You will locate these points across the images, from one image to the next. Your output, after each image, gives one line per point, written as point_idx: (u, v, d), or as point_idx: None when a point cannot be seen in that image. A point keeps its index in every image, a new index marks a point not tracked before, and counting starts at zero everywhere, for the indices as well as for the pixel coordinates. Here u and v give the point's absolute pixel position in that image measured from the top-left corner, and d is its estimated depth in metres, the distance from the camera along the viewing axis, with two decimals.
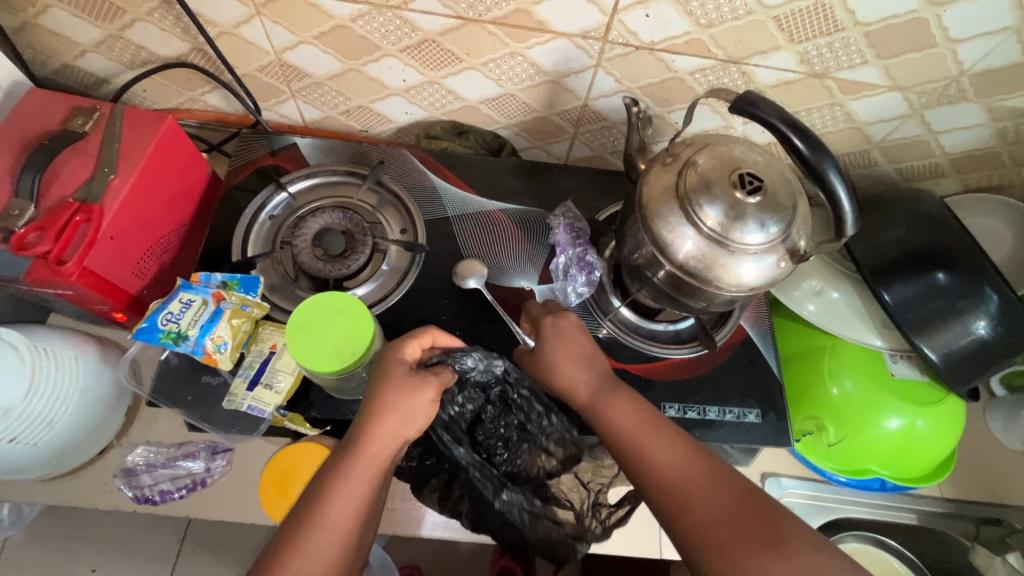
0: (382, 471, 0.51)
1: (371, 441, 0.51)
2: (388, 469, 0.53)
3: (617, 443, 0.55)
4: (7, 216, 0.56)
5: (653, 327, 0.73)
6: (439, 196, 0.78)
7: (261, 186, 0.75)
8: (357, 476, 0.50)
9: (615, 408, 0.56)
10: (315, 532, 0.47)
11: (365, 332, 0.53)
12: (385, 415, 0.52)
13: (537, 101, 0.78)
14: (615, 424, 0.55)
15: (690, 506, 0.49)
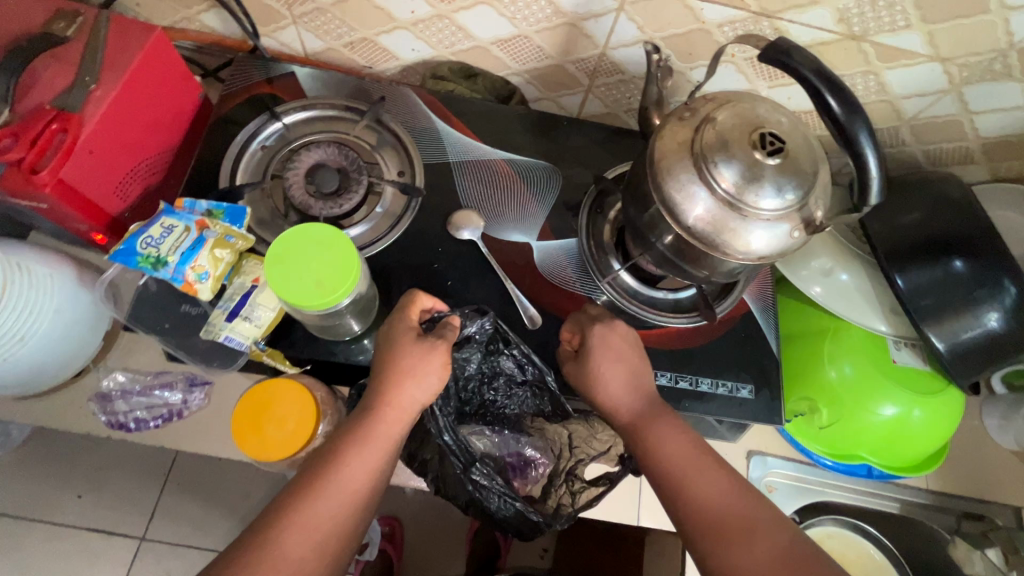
0: (390, 444, 0.52)
1: (388, 410, 0.53)
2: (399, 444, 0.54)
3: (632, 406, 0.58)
4: None
5: (653, 294, 0.70)
6: (442, 140, 0.74)
7: (254, 115, 0.71)
8: (374, 442, 0.51)
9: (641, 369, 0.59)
10: (328, 488, 0.48)
11: (323, 294, 0.48)
12: (401, 382, 0.53)
13: (553, 46, 0.73)
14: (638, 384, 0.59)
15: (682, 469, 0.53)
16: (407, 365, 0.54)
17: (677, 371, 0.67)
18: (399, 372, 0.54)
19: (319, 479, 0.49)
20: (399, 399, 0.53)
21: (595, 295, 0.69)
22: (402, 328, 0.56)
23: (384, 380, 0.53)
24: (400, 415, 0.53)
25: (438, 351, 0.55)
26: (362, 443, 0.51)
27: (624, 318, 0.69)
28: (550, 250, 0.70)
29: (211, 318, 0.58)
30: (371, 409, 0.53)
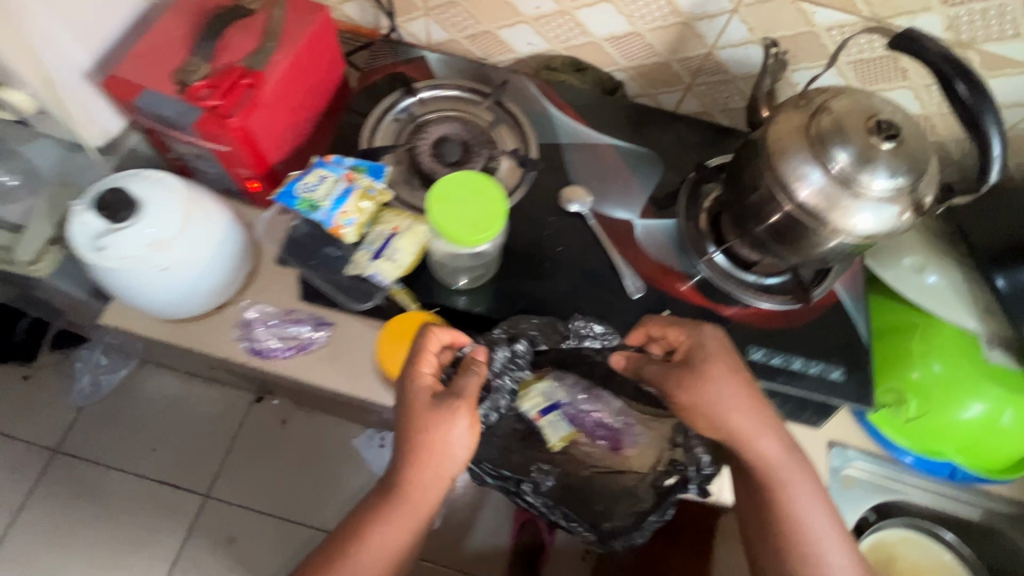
0: (419, 514, 0.57)
1: (411, 483, 0.57)
2: (431, 508, 0.59)
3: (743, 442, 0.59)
4: (185, 71, 0.63)
5: (744, 277, 0.74)
6: (553, 124, 0.80)
7: (388, 90, 0.79)
8: (412, 511, 0.57)
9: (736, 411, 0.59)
10: (357, 563, 0.55)
11: (473, 232, 0.54)
12: (427, 454, 0.56)
13: (663, 44, 0.80)
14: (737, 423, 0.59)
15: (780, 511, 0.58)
16: (431, 430, 0.57)
17: (769, 348, 0.70)
18: (422, 440, 0.56)
19: (346, 557, 0.56)
20: (421, 483, 0.57)
21: (692, 273, 0.73)
22: (420, 391, 0.58)
23: (413, 449, 0.57)
24: (424, 492, 0.58)
25: (459, 411, 0.57)
26: (393, 520, 0.56)
27: (718, 296, 0.72)
28: (651, 228, 0.75)
29: (355, 258, 0.65)
30: (393, 487, 0.57)
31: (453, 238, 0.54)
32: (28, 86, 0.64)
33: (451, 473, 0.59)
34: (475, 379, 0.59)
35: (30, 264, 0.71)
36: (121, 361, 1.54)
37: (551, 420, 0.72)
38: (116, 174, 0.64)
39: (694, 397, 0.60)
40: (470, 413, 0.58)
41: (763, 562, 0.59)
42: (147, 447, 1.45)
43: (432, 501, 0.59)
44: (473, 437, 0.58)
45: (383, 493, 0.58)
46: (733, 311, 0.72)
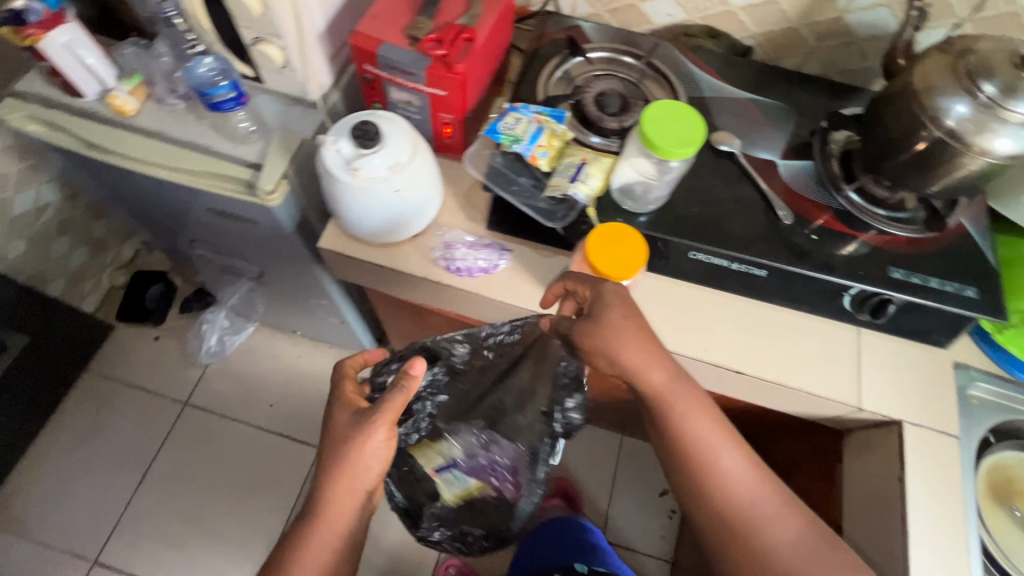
0: (350, 509, 0.67)
1: (331, 505, 0.66)
2: (359, 511, 0.68)
3: (674, 423, 0.68)
4: (416, 27, 0.76)
5: (876, 211, 0.83)
6: (697, 81, 0.91)
7: (555, 53, 0.92)
8: (325, 526, 0.66)
9: (682, 398, 0.68)
10: (306, 555, 0.65)
11: (662, 150, 0.65)
12: (343, 484, 0.66)
13: (795, 10, 0.90)
14: (683, 411, 0.68)
15: (720, 475, 0.67)
16: (353, 453, 0.66)
17: (909, 269, 0.79)
18: (343, 459, 0.66)
19: (303, 538, 0.66)
20: (343, 495, 0.66)
21: (832, 205, 0.83)
22: (358, 417, 0.68)
23: (335, 468, 0.66)
24: (346, 490, 0.67)
25: (379, 426, 0.67)
26: (322, 516, 0.66)
27: (858, 224, 0.82)
28: (792, 168, 0.85)
29: (554, 183, 0.76)
30: (320, 498, 0.67)
31: (649, 145, 0.65)
32: (285, 41, 0.77)
33: (369, 485, 0.68)
34: (401, 396, 0.66)
35: (269, 193, 0.83)
36: (242, 323, 1.70)
37: (448, 477, 0.80)
38: (352, 114, 0.77)
39: (597, 339, 0.68)
40: (389, 423, 0.67)
41: (705, 523, 0.68)
42: (266, 404, 1.64)
43: (344, 520, 0.67)
44: (391, 446, 0.68)
45: (311, 510, 0.67)
46: (874, 237, 0.81)
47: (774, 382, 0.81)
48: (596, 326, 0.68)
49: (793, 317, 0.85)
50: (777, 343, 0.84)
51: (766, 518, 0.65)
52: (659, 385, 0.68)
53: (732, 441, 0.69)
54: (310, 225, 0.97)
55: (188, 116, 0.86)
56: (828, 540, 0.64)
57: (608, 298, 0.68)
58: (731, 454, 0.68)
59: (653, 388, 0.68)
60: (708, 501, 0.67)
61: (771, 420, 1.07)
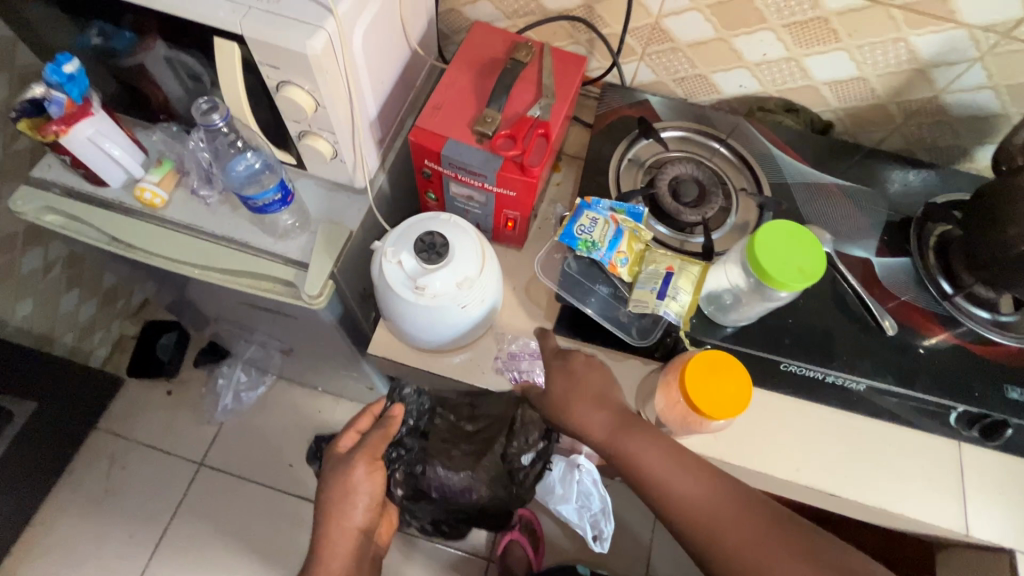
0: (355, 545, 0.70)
1: (331, 534, 0.69)
2: (359, 550, 0.71)
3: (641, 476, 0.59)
4: (485, 121, 0.67)
5: (977, 312, 0.78)
6: (779, 164, 0.84)
7: (624, 134, 0.84)
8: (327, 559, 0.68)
9: (633, 441, 0.60)
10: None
11: (768, 271, 0.58)
12: (334, 515, 0.70)
13: (886, 88, 0.83)
14: (631, 455, 0.60)
15: (687, 506, 0.56)
16: (338, 481, 0.72)
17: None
18: (330, 492, 0.71)
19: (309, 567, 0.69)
20: (340, 526, 0.70)
21: (935, 308, 0.78)
22: (360, 454, 0.73)
23: (327, 505, 0.71)
24: (346, 527, 0.70)
25: (362, 460, 0.73)
26: (324, 551, 0.69)
27: (963, 331, 0.77)
28: (889, 267, 0.80)
29: (638, 297, 0.69)
30: (319, 532, 0.70)
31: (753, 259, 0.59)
32: (337, 137, 0.69)
33: (365, 523, 0.71)
34: (382, 430, 0.76)
35: (313, 297, 0.75)
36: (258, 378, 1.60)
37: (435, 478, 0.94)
38: (411, 216, 0.69)
39: (552, 404, 0.67)
40: (372, 459, 0.73)
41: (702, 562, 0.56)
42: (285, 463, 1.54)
43: (352, 554, 0.70)
44: (382, 481, 0.73)
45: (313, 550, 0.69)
46: (967, 341, 0.77)
47: (875, 508, 0.71)
48: (559, 398, 0.66)
49: (883, 428, 0.75)
50: (870, 459, 0.73)
51: (735, 516, 0.54)
52: (596, 430, 0.63)
53: (685, 458, 0.59)
54: (351, 315, 0.88)
55: (223, 208, 0.78)
56: (769, 530, 0.53)
57: (575, 367, 0.67)
58: (690, 471, 0.58)
59: (596, 437, 0.63)
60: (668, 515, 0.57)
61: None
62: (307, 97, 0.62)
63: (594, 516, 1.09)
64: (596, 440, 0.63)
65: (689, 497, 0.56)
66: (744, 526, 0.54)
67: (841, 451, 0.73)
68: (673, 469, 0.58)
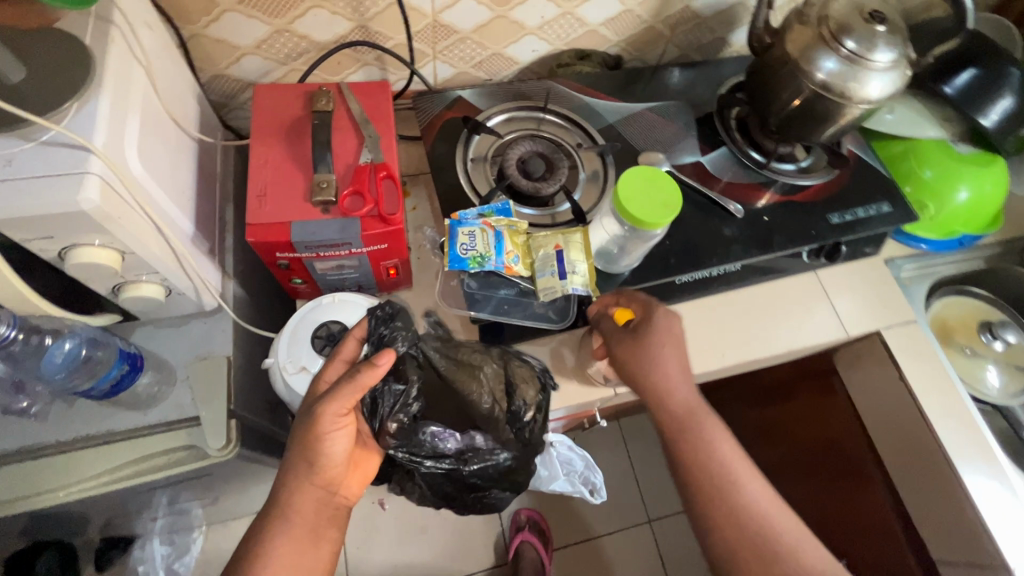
0: (309, 504, 0.62)
1: (297, 486, 0.61)
2: (319, 505, 0.63)
3: (693, 452, 0.63)
4: (320, 188, 0.61)
5: (785, 167, 0.91)
6: (596, 110, 0.90)
7: (455, 137, 0.83)
8: (286, 519, 0.61)
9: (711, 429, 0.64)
10: (282, 540, 0.60)
11: (635, 211, 0.63)
12: (304, 466, 0.61)
13: (649, 12, 0.92)
14: (715, 445, 0.63)
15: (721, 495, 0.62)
16: (303, 429, 0.60)
17: (842, 209, 0.89)
18: (301, 436, 0.60)
19: (272, 518, 0.61)
20: (302, 481, 0.61)
21: (759, 177, 0.90)
22: (327, 404, 0.58)
23: (297, 452, 0.61)
24: (302, 479, 0.61)
25: (335, 399, 0.58)
26: (282, 519, 0.60)
27: (784, 188, 0.90)
28: (713, 160, 0.91)
29: (543, 284, 0.72)
30: (285, 488, 0.61)
31: (619, 205, 0.64)
32: (163, 274, 0.58)
33: (327, 479, 0.62)
34: (349, 385, 0.58)
35: (220, 450, 0.64)
36: (187, 540, 1.33)
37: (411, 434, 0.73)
38: (293, 314, 0.68)
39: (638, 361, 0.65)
40: (338, 415, 0.59)
41: (690, 493, 0.63)
42: None
43: (313, 515, 0.62)
44: (350, 433, 0.61)
45: (278, 504, 0.61)
46: (788, 194, 0.89)
47: (786, 351, 0.85)
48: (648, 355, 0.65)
49: (766, 288, 0.89)
50: (765, 317, 0.87)
51: (748, 525, 0.61)
52: (678, 393, 0.64)
53: (739, 469, 0.63)
54: (270, 435, 0.79)
55: (59, 408, 0.63)
56: (747, 546, 0.60)
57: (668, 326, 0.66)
58: (749, 481, 0.63)
59: (677, 403, 0.64)
60: (685, 472, 0.63)
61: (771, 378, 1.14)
62: (106, 253, 0.52)
63: (584, 475, 1.12)
64: (679, 401, 0.64)
65: (718, 473, 0.62)
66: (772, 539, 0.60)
67: (746, 321, 0.86)
68: (735, 465, 0.63)
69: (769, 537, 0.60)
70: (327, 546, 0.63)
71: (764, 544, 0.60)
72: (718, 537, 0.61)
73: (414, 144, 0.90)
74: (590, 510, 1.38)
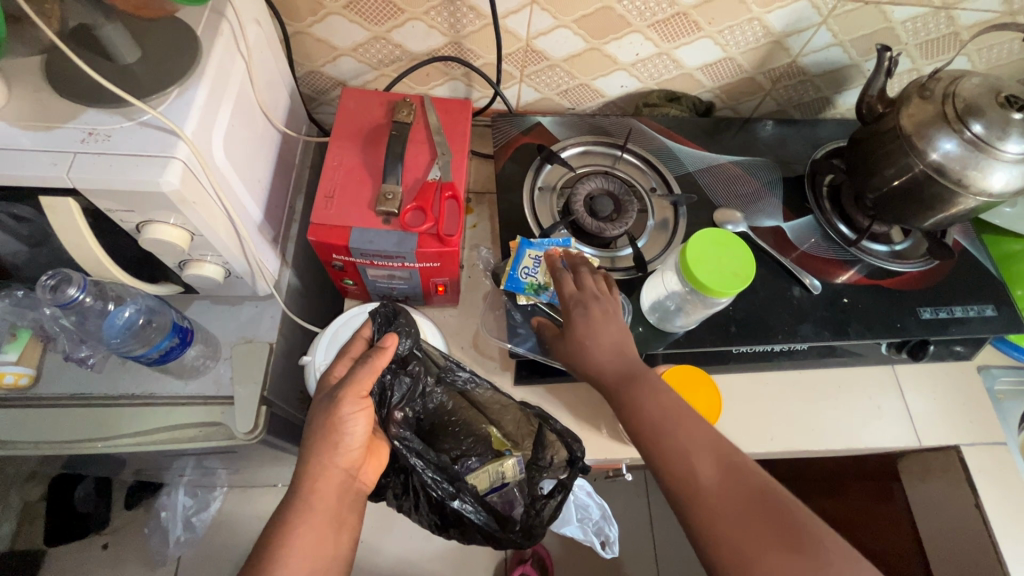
0: (334, 500, 0.60)
1: (317, 480, 0.59)
2: (343, 498, 0.61)
3: (637, 420, 0.58)
4: (386, 199, 0.62)
5: (875, 247, 0.84)
6: (678, 155, 0.87)
7: (528, 163, 0.82)
8: (307, 508, 0.58)
9: (643, 394, 0.59)
10: (300, 538, 0.56)
11: (698, 271, 0.59)
12: (323, 460, 0.60)
13: (751, 62, 0.87)
14: (646, 408, 0.58)
15: (668, 451, 0.56)
16: (321, 418, 0.60)
17: (935, 305, 0.80)
18: (319, 424, 0.60)
19: (286, 513, 0.58)
20: (326, 472, 0.60)
21: (843, 255, 0.83)
22: (347, 388, 0.60)
23: (312, 444, 0.59)
24: (325, 473, 0.60)
25: (346, 395, 0.60)
26: (303, 514, 0.57)
27: (871, 271, 0.82)
28: (797, 228, 0.85)
29: (478, 478, 0.69)
30: (303, 481, 0.59)
31: (684, 263, 0.60)
32: (226, 257, 0.61)
33: (349, 463, 0.62)
34: (369, 371, 0.60)
35: (247, 433, 0.65)
36: (207, 496, 1.38)
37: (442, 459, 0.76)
38: (337, 316, 0.71)
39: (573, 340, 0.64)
40: (360, 398, 0.60)
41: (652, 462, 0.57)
42: None
43: (335, 501, 0.60)
44: (368, 422, 0.62)
45: (294, 499, 0.58)
46: (873, 277, 0.82)
47: (845, 449, 0.77)
48: (584, 337, 0.63)
49: (833, 374, 0.81)
50: (826, 405, 0.79)
51: (707, 467, 0.54)
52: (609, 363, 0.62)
53: (682, 415, 0.58)
54: (297, 422, 0.80)
55: (114, 362, 0.67)
56: (757, 509, 0.51)
57: (593, 320, 0.63)
58: (694, 427, 0.57)
59: (604, 378, 0.62)
60: (635, 429, 0.58)
61: (822, 468, 1.04)
62: (177, 232, 0.54)
63: (598, 525, 1.06)
64: (611, 372, 0.62)
65: (660, 437, 0.56)
66: (743, 515, 0.51)
67: (805, 408, 0.78)
68: (675, 421, 0.57)
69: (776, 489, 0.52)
70: (349, 534, 0.61)
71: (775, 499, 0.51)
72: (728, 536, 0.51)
73: (485, 162, 0.90)
74: (598, 559, 1.32)
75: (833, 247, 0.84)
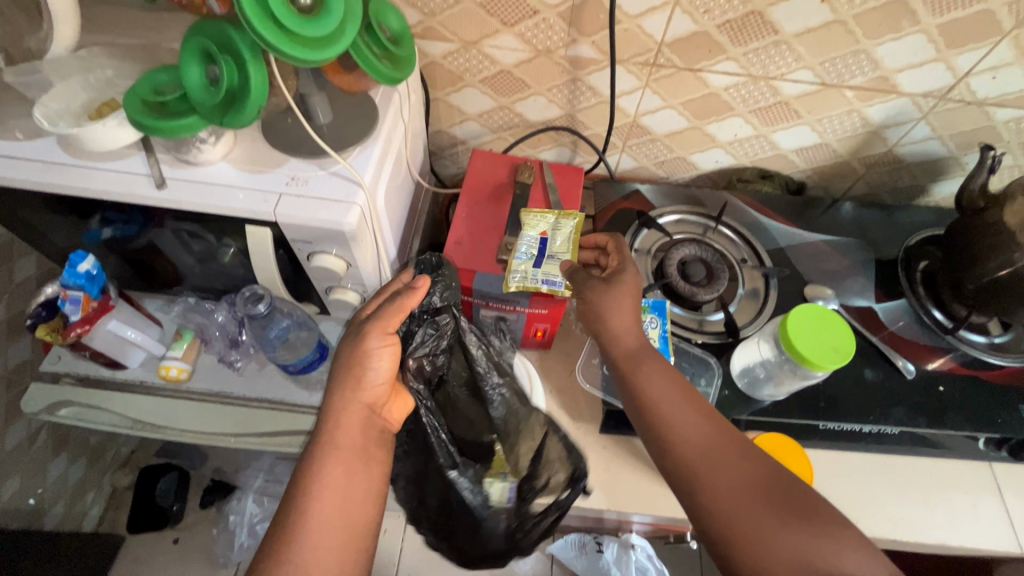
0: (358, 440, 0.59)
1: (341, 413, 0.59)
2: (368, 440, 0.60)
3: (645, 403, 0.61)
4: (506, 249, 0.70)
5: (972, 337, 0.83)
6: (768, 229, 0.91)
7: (625, 225, 0.89)
8: (332, 445, 0.57)
9: (651, 376, 0.62)
10: (324, 481, 0.56)
11: (800, 343, 0.62)
12: (347, 397, 0.59)
13: (846, 148, 0.91)
14: (651, 391, 0.61)
15: (678, 434, 0.59)
16: (345, 353, 0.60)
17: None
18: (344, 358, 0.60)
19: (315, 446, 0.58)
20: (347, 407, 0.59)
21: (936, 340, 0.83)
22: (374, 323, 0.60)
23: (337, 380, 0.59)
24: (347, 412, 0.59)
25: (377, 331, 0.59)
26: (325, 453, 0.57)
27: (968, 360, 0.82)
28: (890, 309, 0.86)
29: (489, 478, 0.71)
30: (326, 416, 0.59)
31: (787, 335, 0.63)
32: (366, 286, 0.70)
33: (372, 398, 0.60)
34: (396, 304, 0.60)
35: None
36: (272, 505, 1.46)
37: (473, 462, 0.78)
38: None
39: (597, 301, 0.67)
40: (384, 333, 0.60)
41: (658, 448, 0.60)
42: None
43: (359, 436, 0.59)
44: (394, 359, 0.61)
45: (318, 437, 0.58)
46: (969, 366, 0.81)
47: (938, 544, 0.74)
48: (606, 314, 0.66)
49: (925, 463, 0.79)
50: (916, 494, 0.77)
51: (717, 453, 0.57)
52: (626, 341, 0.65)
53: (693, 398, 0.61)
54: None
55: (253, 368, 0.76)
56: (771, 494, 0.54)
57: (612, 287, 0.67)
58: (699, 416, 0.60)
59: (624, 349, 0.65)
60: (644, 415, 0.61)
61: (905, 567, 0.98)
62: (337, 261, 0.64)
63: None
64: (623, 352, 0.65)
65: (671, 422, 0.60)
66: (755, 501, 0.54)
67: (894, 494, 0.77)
68: (683, 408, 0.60)
69: (785, 475, 0.56)
70: (378, 471, 0.60)
71: (790, 489, 0.54)
72: (749, 538, 0.52)
73: None
74: None
75: (929, 332, 0.84)
